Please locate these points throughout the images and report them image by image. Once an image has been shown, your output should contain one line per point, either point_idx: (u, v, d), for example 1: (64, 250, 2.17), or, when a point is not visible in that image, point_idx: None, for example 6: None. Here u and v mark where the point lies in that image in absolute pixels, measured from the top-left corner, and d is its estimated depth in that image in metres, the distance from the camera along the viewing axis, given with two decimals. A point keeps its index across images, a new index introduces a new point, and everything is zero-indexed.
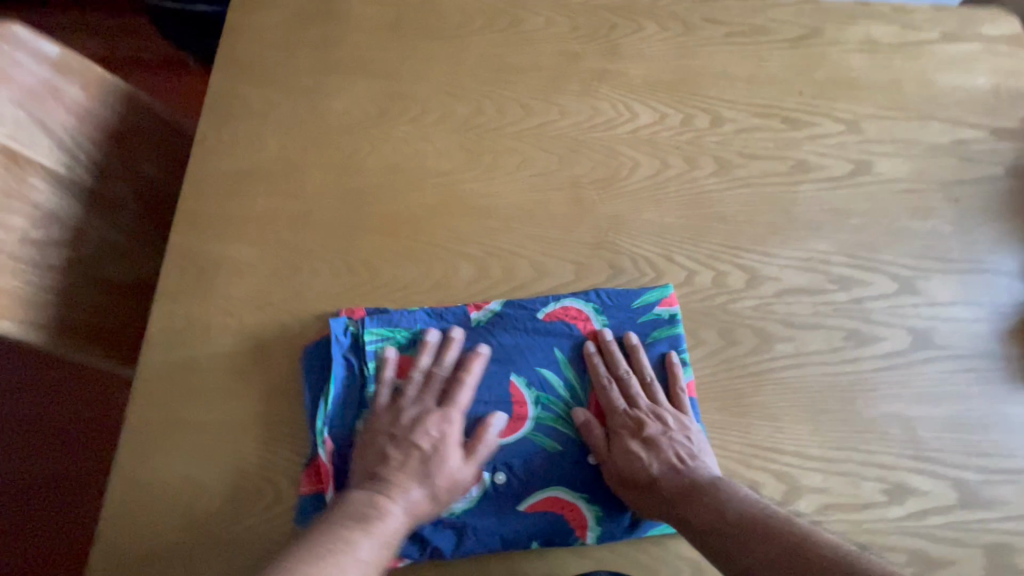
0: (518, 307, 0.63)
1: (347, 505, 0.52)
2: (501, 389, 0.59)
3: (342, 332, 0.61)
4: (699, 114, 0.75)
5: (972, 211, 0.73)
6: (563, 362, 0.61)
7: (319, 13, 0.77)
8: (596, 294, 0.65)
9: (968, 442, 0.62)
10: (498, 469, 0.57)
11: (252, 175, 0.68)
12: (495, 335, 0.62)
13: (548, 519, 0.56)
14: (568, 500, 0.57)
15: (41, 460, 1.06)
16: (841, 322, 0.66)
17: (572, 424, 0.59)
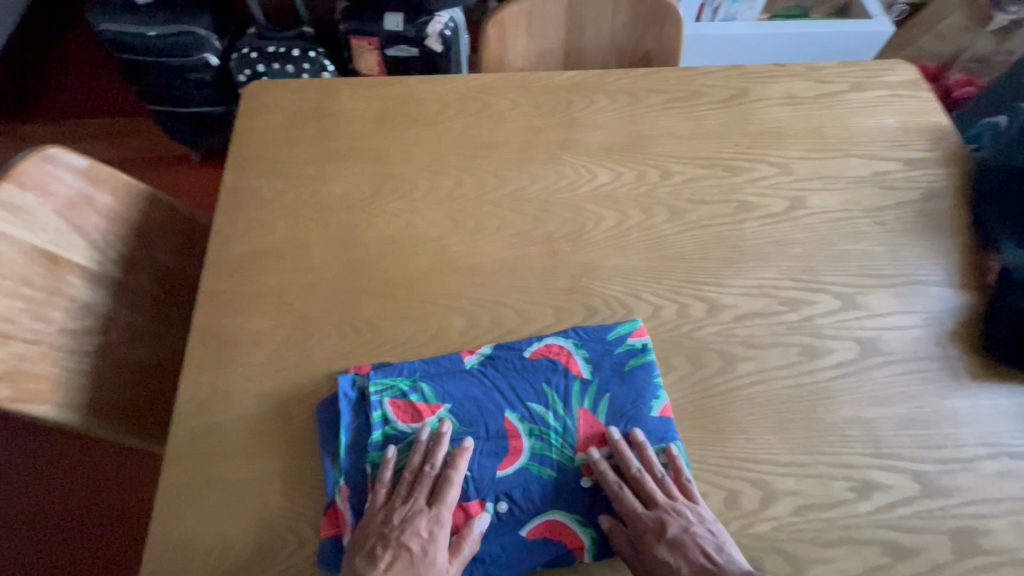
0: (507, 349, 0.71)
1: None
2: (497, 425, 0.66)
3: (349, 387, 0.68)
4: (651, 169, 0.86)
5: (898, 232, 0.83)
6: (551, 394, 0.68)
7: (315, 113, 0.89)
8: (574, 331, 0.73)
9: (923, 437, 0.68)
10: (500, 498, 0.63)
11: (264, 256, 0.77)
12: (487, 377, 0.69)
13: (549, 544, 0.62)
14: (566, 525, 0.63)
15: (70, 545, 1.12)
16: (794, 339, 0.74)
17: (564, 453, 0.65)
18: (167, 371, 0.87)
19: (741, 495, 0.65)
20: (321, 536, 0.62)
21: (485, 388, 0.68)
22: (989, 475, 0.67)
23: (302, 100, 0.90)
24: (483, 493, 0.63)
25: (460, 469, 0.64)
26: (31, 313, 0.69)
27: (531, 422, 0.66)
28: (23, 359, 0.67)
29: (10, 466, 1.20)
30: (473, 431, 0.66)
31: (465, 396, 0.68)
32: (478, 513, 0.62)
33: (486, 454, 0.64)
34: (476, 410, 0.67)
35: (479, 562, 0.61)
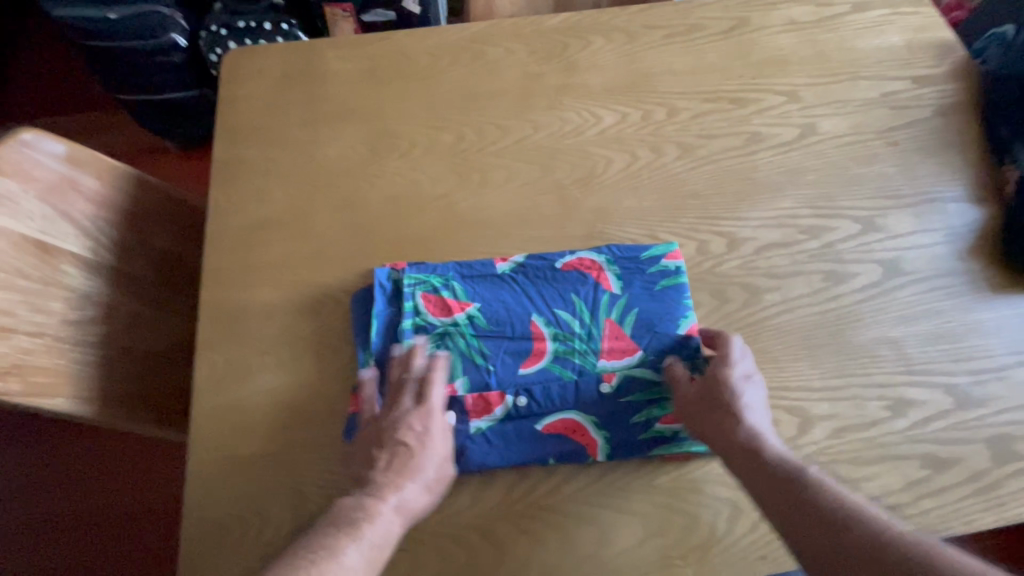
0: (539, 259, 0.70)
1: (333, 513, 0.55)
2: (524, 327, 0.65)
3: (386, 278, 0.69)
4: (657, 108, 0.83)
5: (911, 151, 0.81)
6: (579, 304, 0.66)
7: (301, 76, 0.84)
8: (607, 248, 0.71)
9: (952, 351, 0.68)
10: (520, 393, 0.63)
11: (266, 227, 0.74)
12: (517, 282, 0.68)
13: (562, 440, 0.62)
14: (581, 426, 0.62)
15: (99, 544, 1.11)
16: (817, 266, 0.73)
17: (586, 356, 0.64)
18: (177, 358, 0.84)
19: (778, 424, 0.64)
20: (348, 412, 0.64)
21: (512, 295, 0.67)
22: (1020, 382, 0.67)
23: (285, 64, 0.85)
24: (503, 386, 0.63)
25: (484, 363, 0.64)
26: (30, 305, 0.66)
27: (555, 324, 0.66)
28: (29, 352, 0.64)
29: (21, 471, 1.17)
30: (500, 331, 0.65)
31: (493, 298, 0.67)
32: (497, 404, 0.63)
33: (512, 351, 0.64)
34: (504, 312, 0.66)
35: (490, 448, 0.61)
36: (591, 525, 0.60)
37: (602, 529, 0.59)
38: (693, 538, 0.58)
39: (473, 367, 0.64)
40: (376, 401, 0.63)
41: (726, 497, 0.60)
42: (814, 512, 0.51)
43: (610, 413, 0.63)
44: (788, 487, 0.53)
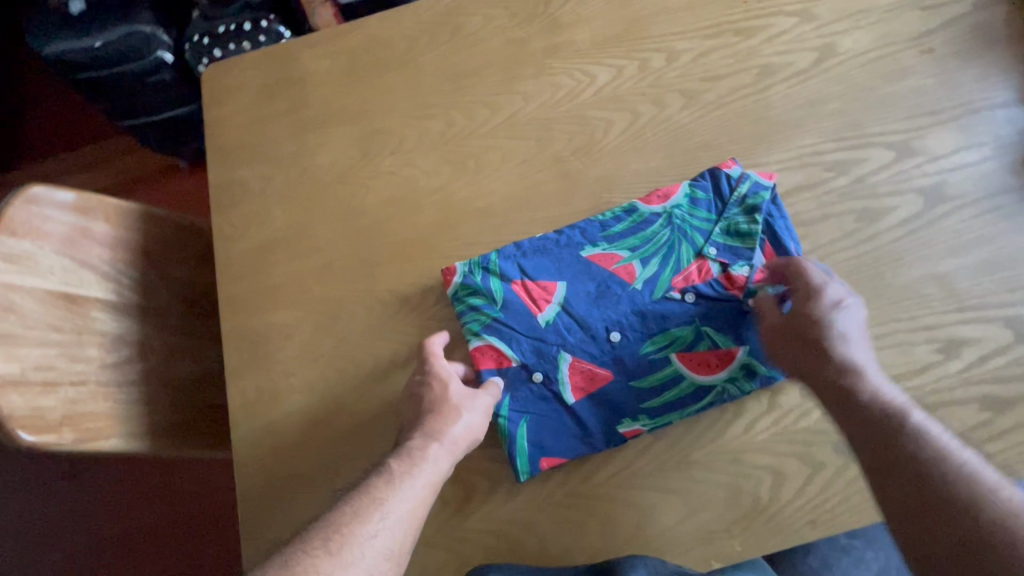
0: (510, 260, 0.67)
1: (410, 454, 0.55)
2: (601, 271, 0.65)
3: (482, 280, 0.66)
4: (654, 55, 0.76)
5: (949, 56, 0.72)
6: (604, 294, 0.64)
7: (280, 83, 0.82)
8: (478, 277, 0.67)
9: (1009, 279, 0.62)
10: (612, 329, 0.63)
11: (271, 247, 0.74)
12: (563, 342, 0.63)
13: (685, 370, 0.61)
14: (700, 355, 0.61)
15: (183, 539, 1.19)
16: (848, 205, 0.67)
17: (637, 238, 0.66)
18: (215, 381, 0.87)
19: None
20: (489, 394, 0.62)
21: (557, 283, 0.65)
22: None
23: (262, 73, 0.83)
24: (621, 362, 0.61)
25: (590, 333, 0.63)
26: (68, 355, 0.69)
27: (728, 247, 0.65)
28: (75, 402, 0.68)
29: (97, 497, 1.23)
30: (578, 288, 0.65)
31: (573, 263, 0.66)
32: (605, 380, 0.61)
33: (611, 296, 0.64)
34: (577, 265, 0.66)
35: (629, 404, 0.60)
36: (632, 509, 0.58)
37: (642, 511, 0.58)
38: (735, 509, 0.57)
39: (621, 282, 0.65)
40: (512, 389, 0.62)
41: (766, 464, 0.58)
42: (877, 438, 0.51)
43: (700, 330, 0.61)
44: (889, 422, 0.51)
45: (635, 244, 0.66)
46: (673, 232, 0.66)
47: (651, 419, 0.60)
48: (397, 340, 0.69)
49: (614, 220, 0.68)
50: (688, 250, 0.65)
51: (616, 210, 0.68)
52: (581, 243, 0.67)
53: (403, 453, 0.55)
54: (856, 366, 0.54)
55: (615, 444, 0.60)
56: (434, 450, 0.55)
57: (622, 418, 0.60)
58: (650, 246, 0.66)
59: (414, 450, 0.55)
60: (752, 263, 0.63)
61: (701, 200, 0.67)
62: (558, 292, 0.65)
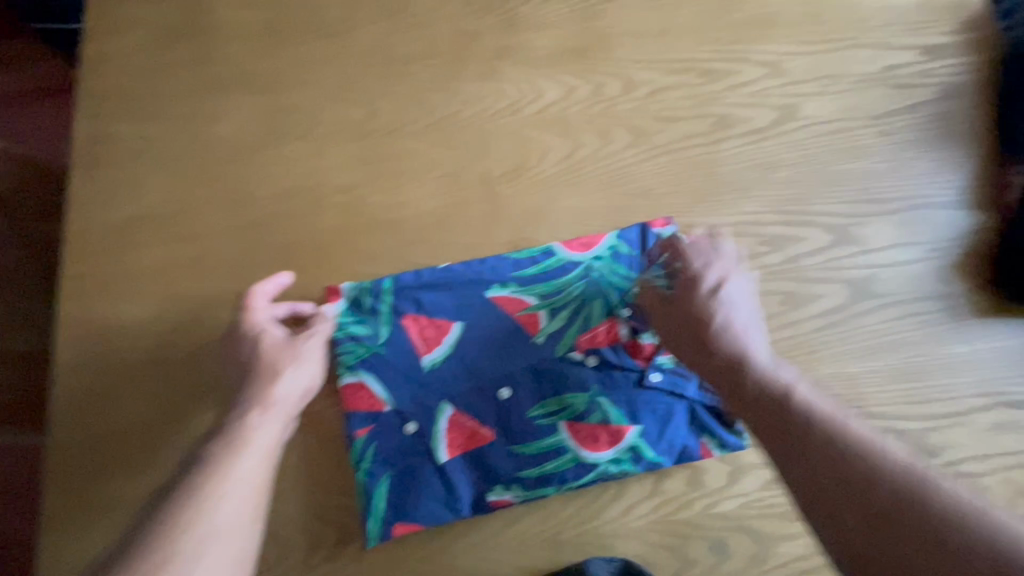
0: (406, 288, 0.60)
1: (228, 437, 0.47)
2: (503, 317, 0.59)
3: (371, 306, 0.59)
4: (610, 81, 0.69)
5: (907, 143, 0.68)
6: (502, 342, 0.59)
7: (184, 28, 0.69)
8: (366, 301, 0.59)
9: (914, 391, 0.60)
10: (502, 385, 0.57)
11: (137, 224, 0.64)
12: (446, 392, 0.57)
13: (569, 443, 0.56)
14: (588, 429, 0.56)
15: None
16: (775, 286, 0.63)
17: (550, 286, 0.60)
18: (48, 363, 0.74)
19: (705, 472, 0.57)
20: (354, 438, 0.56)
21: (454, 323, 0.59)
22: (982, 430, 0.59)
23: (164, 10, 0.70)
24: (505, 424, 0.56)
25: (476, 386, 0.57)
26: None
27: None
28: None
29: None
30: (474, 333, 0.59)
31: (475, 304, 0.60)
32: (484, 441, 0.56)
33: (509, 348, 0.58)
34: (479, 306, 0.60)
35: (503, 471, 0.55)
36: None
37: None
38: None
39: (524, 333, 0.59)
40: (380, 437, 0.56)
41: (637, 554, 0.55)
42: (873, 502, 0.35)
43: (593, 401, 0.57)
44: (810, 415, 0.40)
45: (547, 292, 0.60)
46: (589, 286, 0.61)
47: (524, 490, 0.55)
48: None
49: (528, 261, 0.61)
50: (601, 309, 0.60)
51: (534, 250, 0.62)
52: (489, 280, 0.61)
53: (223, 437, 0.46)
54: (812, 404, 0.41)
55: (482, 512, 0.55)
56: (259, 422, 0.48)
57: (494, 486, 0.55)
58: (563, 296, 0.60)
59: (233, 431, 0.47)
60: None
61: (624, 257, 0.63)
62: (452, 333, 0.59)
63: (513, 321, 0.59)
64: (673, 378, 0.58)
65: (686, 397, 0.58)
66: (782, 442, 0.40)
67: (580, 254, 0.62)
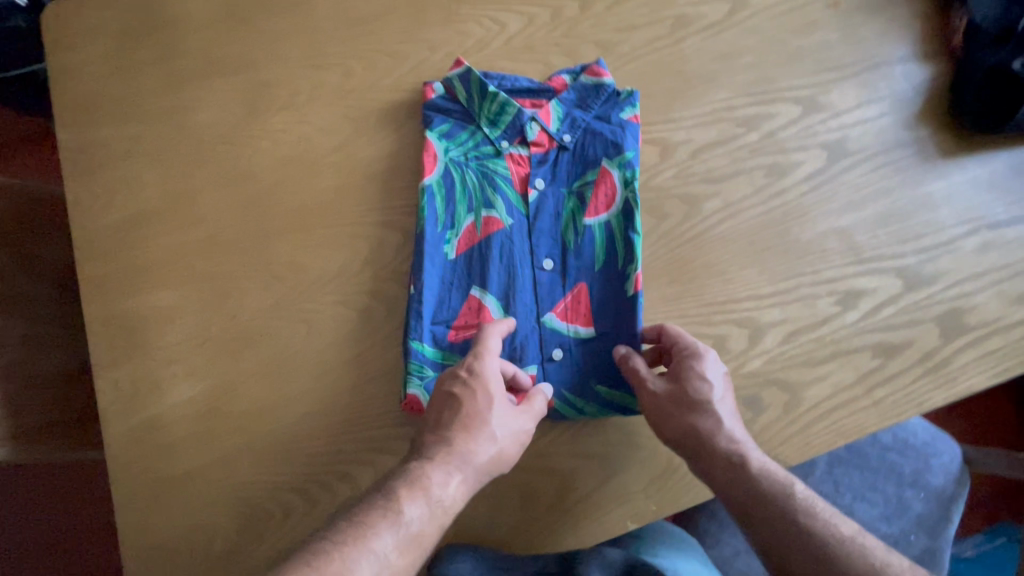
0: (419, 253, 0.61)
1: (416, 477, 0.52)
2: (490, 229, 0.62)
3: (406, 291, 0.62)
4: (567, 2, 0.71)
5: (854, 10, 0.71)
6: (507, 240, 0.62)
7: (142, 26, 0.70)
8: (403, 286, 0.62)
9: (902, 231, 0.65)
10: (542, 258, 0.62)
11: (143, 219, 0.65)
12: (485, 288, 0.61)
13: (613, 260, 0.61)
14: (596, 219, 0.62)
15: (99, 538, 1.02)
16: (757, 162, 0.66)
17: (481, 172, 0.64)
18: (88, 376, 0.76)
19: (728, 339, 0.62)
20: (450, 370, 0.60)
21: (446, 254, 0.62)
22: (970, 252, 0.64)
23: (118, 12, 0.70)
24: (566, 286, 0.61)
25: (519, 273, 0.61)
26: None
27: (555, 125, 0.65)
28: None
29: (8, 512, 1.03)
30: (477, 253, 0.62)
31: (456, 223, 0.62)
32: (566, 299, 0.61)
33: (514, 247, 0.62)
34: (464, 230, 0.62)
35: (593, 305, 0.61)
36: (549, 474, 0.59)
37: (559, 476, 0.59)
38: (651, 469, 0.59)
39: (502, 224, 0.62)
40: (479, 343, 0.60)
41: None
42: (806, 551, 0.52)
43: (599, 249, 0.61)
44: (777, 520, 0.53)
45: (484, 179, 0.64)
46: (505, 146, 0.65)
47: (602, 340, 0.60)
48: (295, 318, 0.62)
49: (453, 168, 0.64)
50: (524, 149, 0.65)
51: (446, 158, 0.65)
52: (455, 207, 0.63)
53: (413, 475, 0.52)
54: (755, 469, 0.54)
55: (609, 333, 0.60)
56: (454, 477, 0.52)
57: (597, 316, 0.61)
58: (524, 184, 0.64)
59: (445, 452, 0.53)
60: (585, 128, 0.65)
61: (545, 122, 0.65)
62: (459, 252, 0.62)
63: (490, 218, 0.62)
64: (605, 141, 0.64)
65: (611, 118, 0.65)
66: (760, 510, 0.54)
67: (501, 138, 0.65)
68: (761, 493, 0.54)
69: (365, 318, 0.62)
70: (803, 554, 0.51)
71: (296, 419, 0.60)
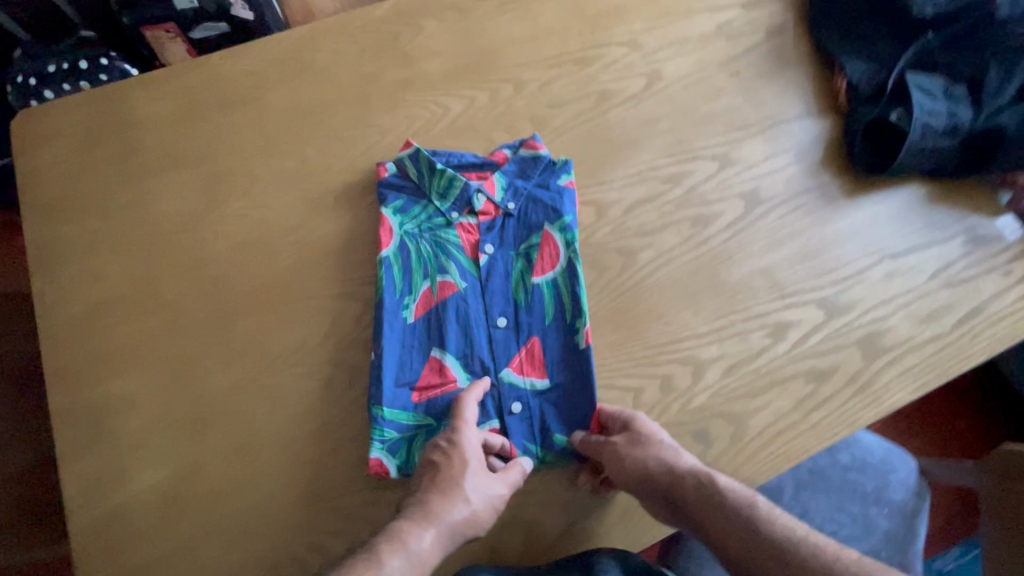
0: (379, 320, 0.65)
1: (396, 534, 0.54)
2: (446, 294, 0.67)
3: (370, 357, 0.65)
4: (503, 85, 0.79)
5: (752, 78, 0.82)
6: (462, 303, 0.66)
7: (108, 129, 0.75)
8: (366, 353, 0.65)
9: (817, 267, 0.72)
10: (496, 318, 0.66)
11: (107, 308, 0.68)
12: (444, 349, 0.65)
13: (562, 314, 0.66)
14: (543, 276, 0.67)
15: None
16: (683, 214, 0.74)
17: (435, 241, 0.69)
18: None
19: (673, 377, 0.66)
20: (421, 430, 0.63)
21: (404, 319, 0.66)
22: (878, 280, 0.71)
23: (85, 117, 0.75)
24: (520, 341, 0.65)
25: (476, 333, 0.65)
26: None
27: (495, 192, 0.71)
28: None
29: None
30: (435, 317, 0.66)
31: (413, 289, 0.67)
32: (521, 354, 0.65)
33: (469, 309, 0.66)
34: (422, 296, 0.66)
35: (546, 357, 0.65)
36: (517, 526, 0.62)
37: (527, 528, 0.62)
38: (615, 511, 0.62)
39: (455, 291, 0.67)
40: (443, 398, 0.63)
41: None
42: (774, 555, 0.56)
43: (548, 303, 0.66)
44: (744, 533, 0.58)
45: (436, 248, 0.69)
46: (455, 216, 0.71)
47: (558, 390, 0.64)
48: (260, 393, 0.65)
49: (409, 238, 0.69)
50: (472, 217, 0.71)
51: (401, 230, 0.70)
52: (411, 274, 0.67)
53: (394, 533, 0.54)
54: (713, 494, 0.59)
55: (565, 383, 0.64)
56: (429, 535, 0.55)
57: (550, 367, 0.65)
58: (475, 249, 0.69)
59: (422, 511, 0.56)
60: (526, 194, 0.71)
61: (490, 193, 0.70)
62: (418, 316, 0.66)
63: (444, 283, 0.67)
64: (545, 205, 0.70)
65: (550, 185, 0.71)
66: (728, 527, 0.58)
67: (451, 209, 0.71)
68: (729, 517, 0.58)
69: (329, 387, 0.65)
70: (777, 556, 0.56)
71: (262, 495, 0.61)
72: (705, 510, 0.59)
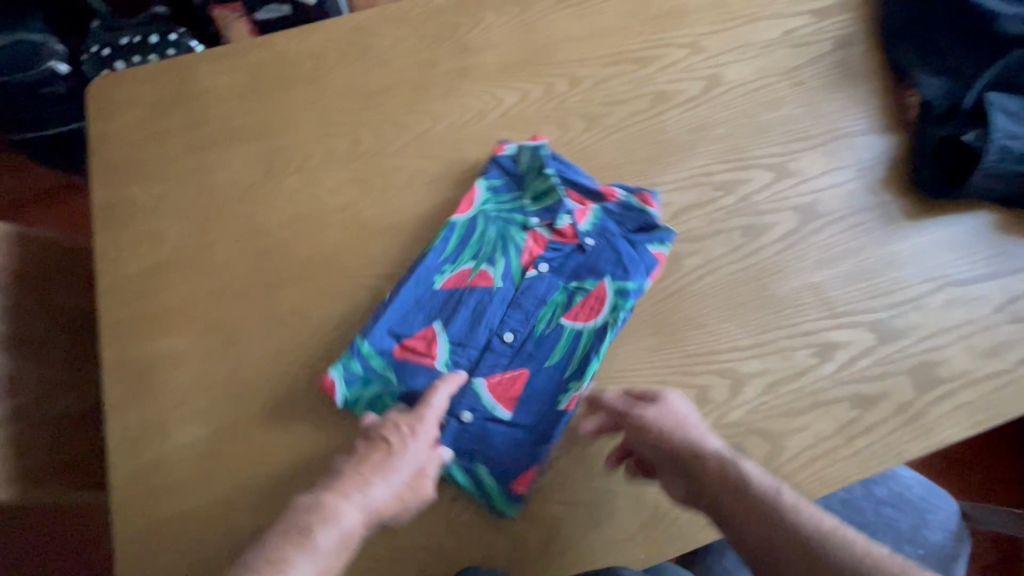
0: (418, 269, 0.67)
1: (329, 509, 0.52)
2: (476, 287, 0.68)
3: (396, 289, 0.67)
4: (558, 80, 0.79)
5: (816, 88, 0.79)
6: (473, 309, 0.67)
7: (175, 98, 0.77)
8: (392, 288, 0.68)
9: (872, 288, 0.69)
10: (504, 331, 0.67)
11: (160, 269, 0.70)
12: (446, 327, 0.66)
13: (568, 352, 0.66)
14: (579, 319, 0.66)
15: None
16: (734, 222, 0.72)
17: (500, 231, 0.70)
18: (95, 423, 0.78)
19: (710, 389, 0.64)
20: (387, 384, 0.64)
21: (434, 281, 0.67)
22: (937, 307, 0.68)
23: (155, 86, 0.78)
24: (518, 366, 0.66)
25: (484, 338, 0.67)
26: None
27: (556, 209, 0.70)
28: None
29: None
30: (458, 299, 0.67)
31: (457, 262, 0.68)
32: (514, 377, 0.65)
33: (487, 308, 0.67)
34: (457, 275, 0.68)
35: (530, 393, 0.65)
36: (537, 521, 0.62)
37: (547, 523, 0.62)
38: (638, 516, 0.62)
39: (485, 289, 0.68)
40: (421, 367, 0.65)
41: None
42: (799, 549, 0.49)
43: (560, 342, 0.66)
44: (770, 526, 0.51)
45: (493, 239, 0.70)
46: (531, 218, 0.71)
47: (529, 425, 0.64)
48: (297, 364, 0.66)
49: (483, 219, 0.70)
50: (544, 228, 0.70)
51: (478, 205, 0.71)
52: (462, 251, 0.69)
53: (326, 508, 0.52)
54: (738, 477, 0.54)
55: (533, 423, 0.64)
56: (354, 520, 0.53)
57: (535, 403, 0.65)
58: (531, 261, 0.69)
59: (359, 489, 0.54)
60: (597, 232, 0.70)
61: (578, 219, 0.70)
62: (445, 286, 0.67)
63: (484, 272, 0.68)
64: (612, 243, 0.69)
65: (626, 233, 0.69)
66: (752, 517, 0.52)
67: (534, 213, 0.71)
68: (755, 504, 0.52)
69: None
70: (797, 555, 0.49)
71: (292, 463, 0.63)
72: (728, 498, 0.53)
